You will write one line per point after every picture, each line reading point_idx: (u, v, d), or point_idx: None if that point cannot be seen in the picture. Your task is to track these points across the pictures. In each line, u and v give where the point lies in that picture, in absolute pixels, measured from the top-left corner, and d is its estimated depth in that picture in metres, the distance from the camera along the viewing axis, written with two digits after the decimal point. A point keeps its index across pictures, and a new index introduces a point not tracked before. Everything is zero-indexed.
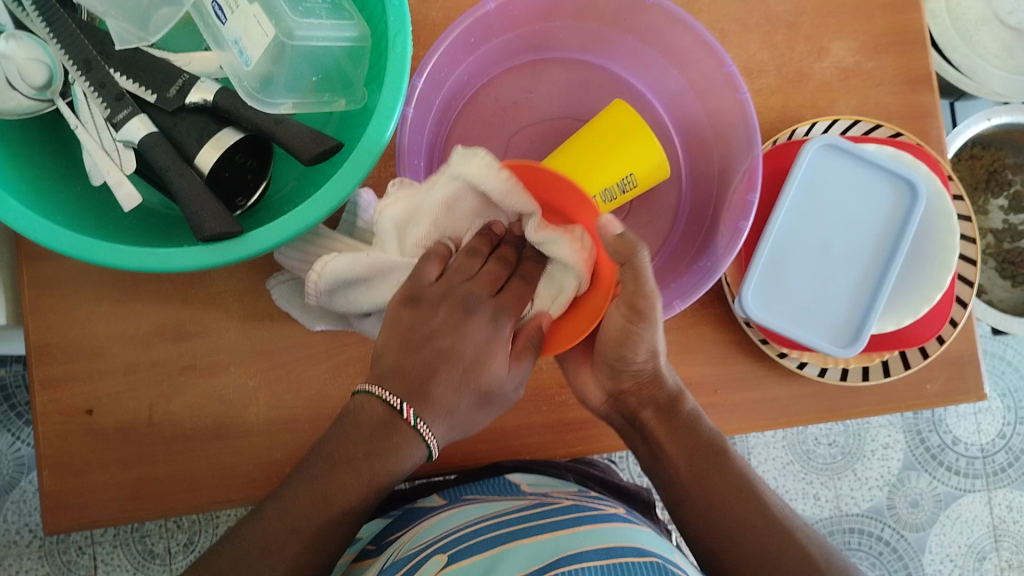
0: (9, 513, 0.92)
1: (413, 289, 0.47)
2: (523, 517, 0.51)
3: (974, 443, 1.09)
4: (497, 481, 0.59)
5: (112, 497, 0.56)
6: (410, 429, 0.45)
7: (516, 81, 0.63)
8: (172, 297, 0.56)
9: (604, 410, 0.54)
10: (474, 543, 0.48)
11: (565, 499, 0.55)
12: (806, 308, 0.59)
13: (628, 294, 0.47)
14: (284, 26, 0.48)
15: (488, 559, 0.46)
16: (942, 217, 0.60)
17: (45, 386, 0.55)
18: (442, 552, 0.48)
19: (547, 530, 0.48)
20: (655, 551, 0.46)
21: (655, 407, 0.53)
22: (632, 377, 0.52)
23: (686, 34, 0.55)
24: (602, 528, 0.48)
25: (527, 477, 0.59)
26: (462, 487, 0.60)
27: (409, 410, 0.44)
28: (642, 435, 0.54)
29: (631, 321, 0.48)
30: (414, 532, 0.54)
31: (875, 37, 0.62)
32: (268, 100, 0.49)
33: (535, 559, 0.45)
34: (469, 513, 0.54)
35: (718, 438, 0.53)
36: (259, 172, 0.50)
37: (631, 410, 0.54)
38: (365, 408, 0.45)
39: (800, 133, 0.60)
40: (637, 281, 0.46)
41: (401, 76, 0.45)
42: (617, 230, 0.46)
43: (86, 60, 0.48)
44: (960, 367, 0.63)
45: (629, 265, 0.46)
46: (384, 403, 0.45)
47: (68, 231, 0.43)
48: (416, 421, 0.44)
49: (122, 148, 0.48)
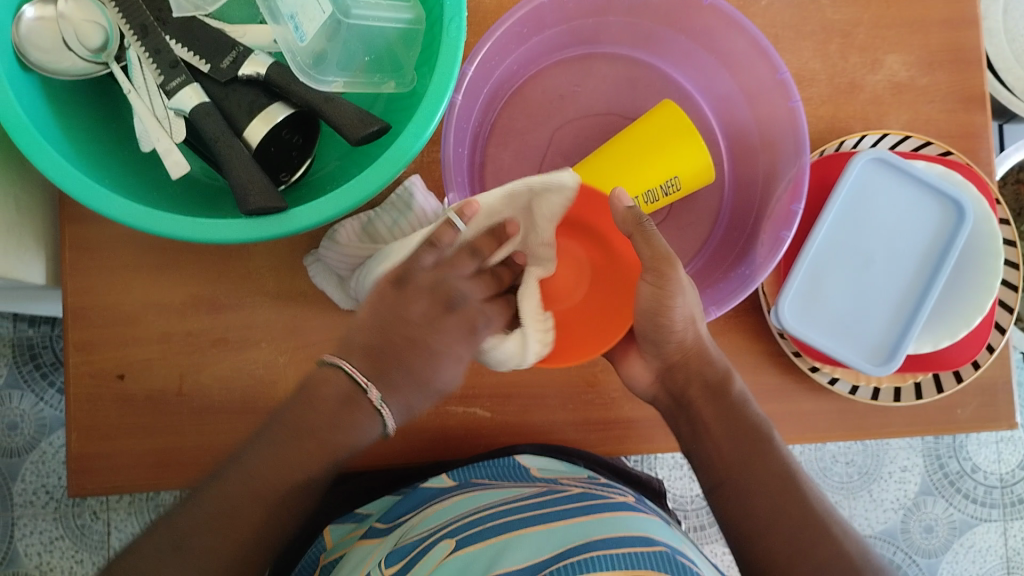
0: (27, 472, 0.93)
1: (406, 269, 0.49)
2: (531, 504, 0.51)
3: (993, 472, 1.07)
4: (508, 464, 0.59)
5: (137, 463, 0.56)
6: (371, 408, 0.46)
7: (563, 74, 0.63)
8: (209, 268, 0.57)
9: (652, 391, 0.55)
10: (482, 530, 0.48)
11: (574, 486, 0.54)
12: (842, 322, 0.58)
13: (647, 261, 0.49)
14: (341, 5, 0.49)
15: (496, 546, 0.46)
16: (987, 240, 0.59)
17: (78, 347, 0.56)
18: (450, 538, 0.48)
19: (556, 517, 0.48)
20: (662, 540, 0.46)
21: (703, 384, 0.53)
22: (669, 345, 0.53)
23: (740, 38, 0.55)
24: (609, 518, 0.47)
25: (537, 461, 0.60)
26: (470, 466, 0.59)
27: (374, 390, 0.46)
28: (686, 414, 0.54)
29: (657, 289, 0.49)
30: (423, 515, 0.53)
31: (931, 53, 0.61)
32: (318, 77, 0.49)
33: (543, 547, 0.45)
34: (482, 496, 0.53)
35: (764, 423, 0.53)
36: (305, 149, 0.50)
37: (678, 386, 0.54)
38: (329, 381, 0.46)
39: (849, 145, 0.59)
40: (650, 245, 0.49)
41: (454, 60, 0.45)
42: (626, 203, 0.48)
43: (142, 25, 0.48)
44: (994, 396, 0.62)
45: (636, 232, 0.49)
46: (351, 380, 0.46)
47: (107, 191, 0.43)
48: (379, 403, 0.47)
49: (173, 115, 0.48)
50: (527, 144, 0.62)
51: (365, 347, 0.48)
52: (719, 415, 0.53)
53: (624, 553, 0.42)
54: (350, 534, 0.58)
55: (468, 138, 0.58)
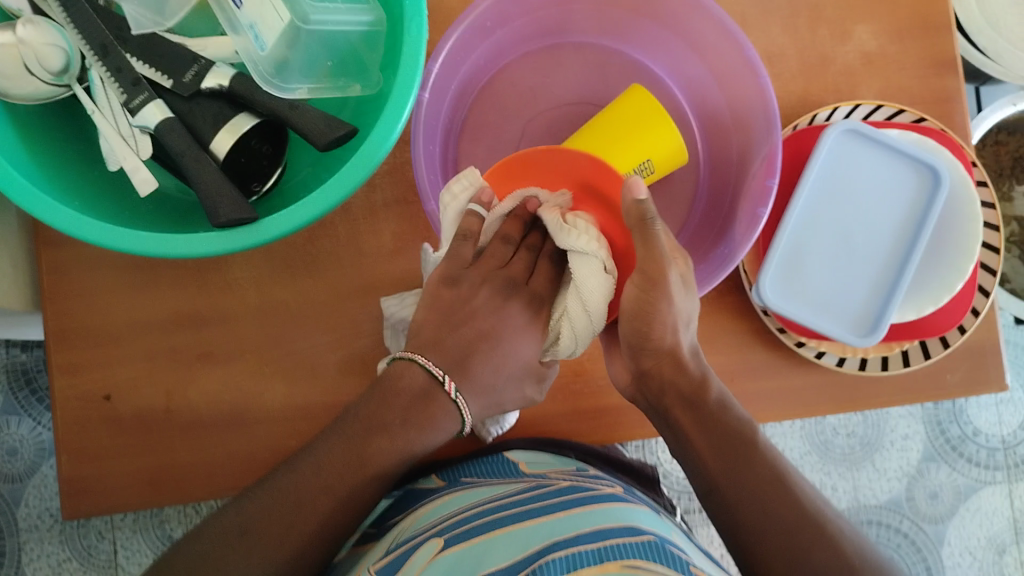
0: (30, 497, 0.93)
1: (451, 272, 0.51)
2: (520, 500, 0.50)
3: (995, 434, 1.08)
4: (497, 460, 0.59)
5: (129, 483, 0.56)
6: (448, 399, 0.47)
7: (530, 66, 0.63)
8: (188, 283, 0.57)
9: (631, 390, 0.55)
10: (471, 528, 0.48)
11: (563, 479, 0.54)
12: (825, 296, 0.58)
13: (640, 262, 0.48)
14: (300, 11, 0.48)
15: (484, 543, 0.46)
16: (965, 204, 0.59)
17: (64, 371, 0.56)
18: (439, 537, 0.48)
19: (544, 512, 0.48)
20: (650, 530, 0.46)
21: (678, 395, 0.52)
22: (651, 356, 0.52)
23: (705, 18, 0.55)
24: (597, 510, 0.47)
25: (527, 454, 0.59)
26: (460, 467, 0.59)
27: (449, 380, 0.47)
28: (670, 427, 0.53)
29: (644, 292, 0.49)
30: (414, 516, 0.53)
31: (898, 20, 0.61)
32: (283, 85, 0.48)
33: (528, 543, 0.44)
34: (469, 496, 0.53)
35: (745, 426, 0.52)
36: (275, 159, 0.50)
37: (654, 394, 0.53)
38: (404, 376, 0.47)
39: (821, 118, 0.59)
40: (648, 246, 0.48)
41: (416, 59, 0.44)
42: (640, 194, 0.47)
43: (102, 45, 0.47)
44: (982, 358, 0.62)
45: (638, 228, 0.48)
46: (426, 372, 0.47)
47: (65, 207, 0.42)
48: (455, 393, 0.47)
49: (138, 133, 0.48)
50: (501, 137, 0.62)
51: (437, 341, 0.49)
52: (696, 426, 0.51)
53: (611, 544, 0.42)
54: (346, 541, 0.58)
55: (439, 135, 0.58)
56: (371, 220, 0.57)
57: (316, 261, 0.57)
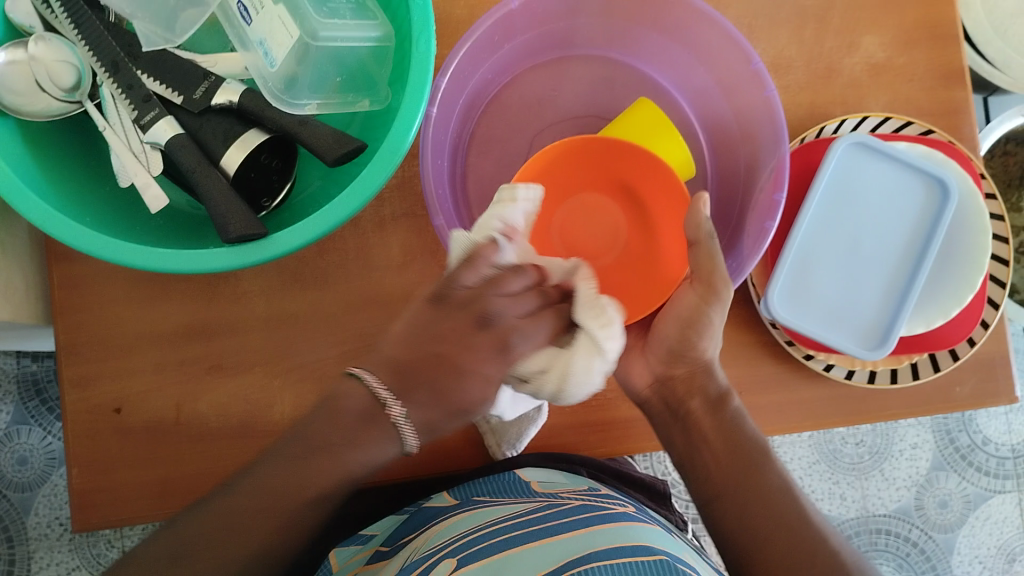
0: (40, 506, 0.94)
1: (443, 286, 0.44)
2: (532, 519, 0.50)
3: (1004, 443, 1.07)
4: (507, 477, 0.58)
5: (138, 495, 0.56)
6: (389, 424, 0.42)
7: (539, 77, 0.63)
8: (198, 295, 0.57)
9: (645, 395, 0.55)
10: (484, 547, 0.48)
11: (574, 499, 0.54)
12: (833, 308, 0.58)
13: (702, 272, 0.49)
14: (308, 27, 0.48)
15: (498, 561, 0.46)
16: (974, 217, 0.59)
17: (74, 384, 0.56)
18: (452, 556, 0.47)
19: (558, 530, 0.48)
20: (662, 548, 0.46)
21: (704, 397, 0.53)
22: (685, 364, 0.53)
23: (712, 31, 0.55)
24: (610, 528, 0.47)
25: (537, 474, 0.58)
26: (472, 484, 0.59)
27: (394, 405, 0.42)
28: (682, 425, 0.53)
29: (703, 301, 0.50)
30: (427, 535, 0.53)
31: (906, 31, 0.61)
32: (292, 101, 0.49)
33: (546, 560, 0.45)
34: (480, 515, 0.53)
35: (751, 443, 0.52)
36: (284, 173, 0.50)
37: (677, 399, 0.54)
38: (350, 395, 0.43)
39: (829, 130, 0.59)
40: (711, 259, 0.49)
41: (425, 75, 0.45)
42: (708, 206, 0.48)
43: (113, 62, 0.48)
44: (992, 370, 0.62)
45: (704, 245, 0.48)
46: (370, 392, 0.43)
47: (77, 224, 0.43)
48: (399, 418, 0.42)
49: (149, 149, 0.48)
50: (508, 150, 0.62)
51: (393, 361, 0.44)
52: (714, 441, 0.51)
53: (626, 564, 0.43)
54: (355, 557, 0.57)
55: (448, 147, 0.58)
56: (380, 233, 0.57)
57: (325, 275, 0.57)
